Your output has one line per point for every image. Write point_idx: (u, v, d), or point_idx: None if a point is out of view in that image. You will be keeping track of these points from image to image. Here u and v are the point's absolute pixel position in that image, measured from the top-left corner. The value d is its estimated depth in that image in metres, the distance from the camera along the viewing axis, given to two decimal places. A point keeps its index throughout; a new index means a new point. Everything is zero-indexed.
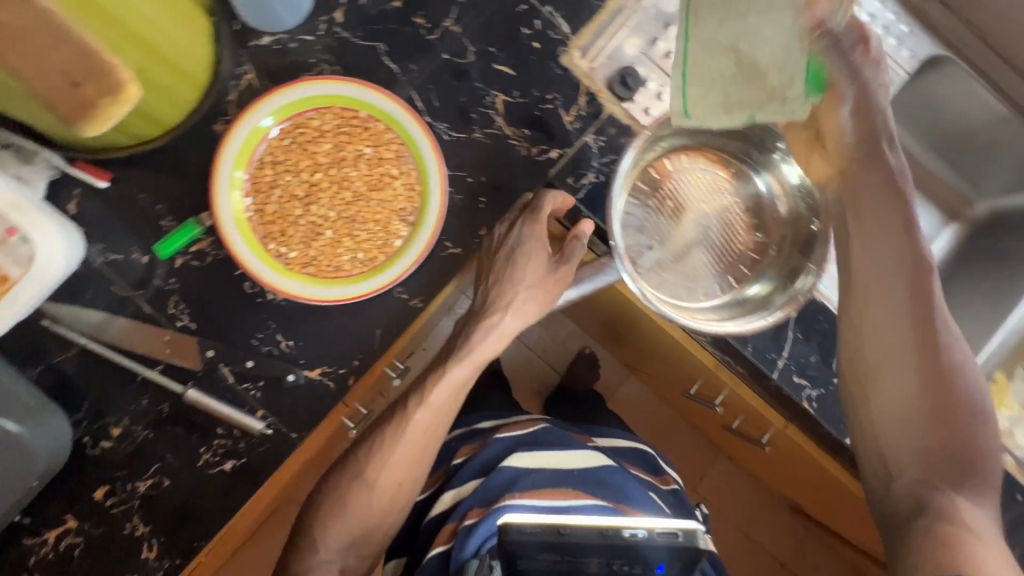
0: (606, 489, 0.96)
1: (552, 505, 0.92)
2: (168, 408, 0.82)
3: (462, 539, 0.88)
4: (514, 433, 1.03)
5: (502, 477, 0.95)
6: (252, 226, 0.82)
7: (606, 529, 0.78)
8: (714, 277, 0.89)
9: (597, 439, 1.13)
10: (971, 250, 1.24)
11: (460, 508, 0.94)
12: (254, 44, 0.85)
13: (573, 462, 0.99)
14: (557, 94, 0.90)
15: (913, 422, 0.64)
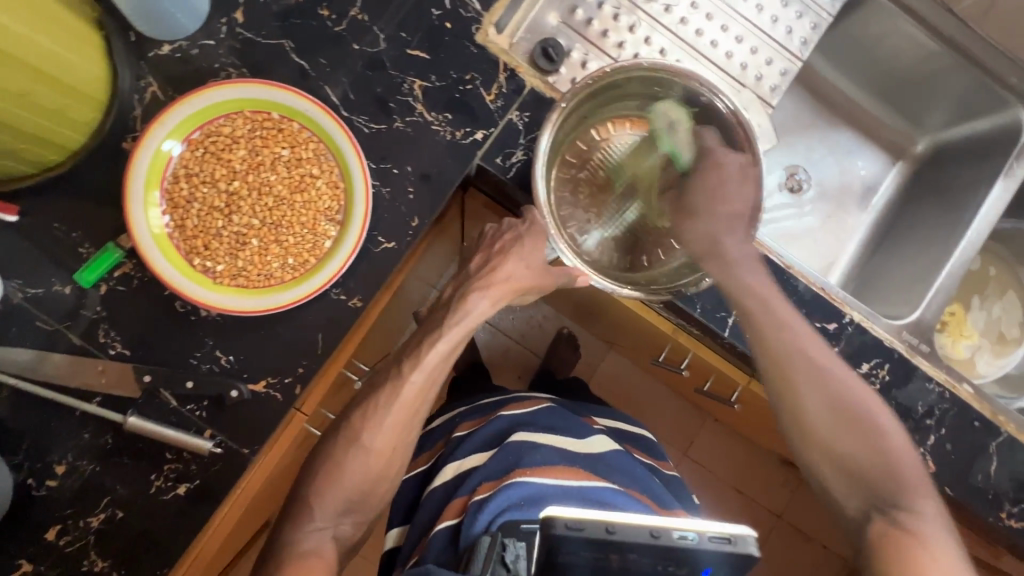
0: (617, 476, 0.82)
1: (562, 487, 0.76)
2: (112, 439, 0.80)
3: (472, 513, 0.72)
4: (514, 410, 0.89)
5: (508, 454, 0.79)
6: (173, 243, 0.79)
7: (656, 528, 0.61)
8: (655, 243, 0.90)
9: (599, 420, 0.99)
10: (916, 187, 1.24)
11: (470, 480, 0.79)
12: (154, 54, 0.82)
13: (581, 443, 0.84)
14: (475, 74, 0.88)
15: (844, 456, 0.75)
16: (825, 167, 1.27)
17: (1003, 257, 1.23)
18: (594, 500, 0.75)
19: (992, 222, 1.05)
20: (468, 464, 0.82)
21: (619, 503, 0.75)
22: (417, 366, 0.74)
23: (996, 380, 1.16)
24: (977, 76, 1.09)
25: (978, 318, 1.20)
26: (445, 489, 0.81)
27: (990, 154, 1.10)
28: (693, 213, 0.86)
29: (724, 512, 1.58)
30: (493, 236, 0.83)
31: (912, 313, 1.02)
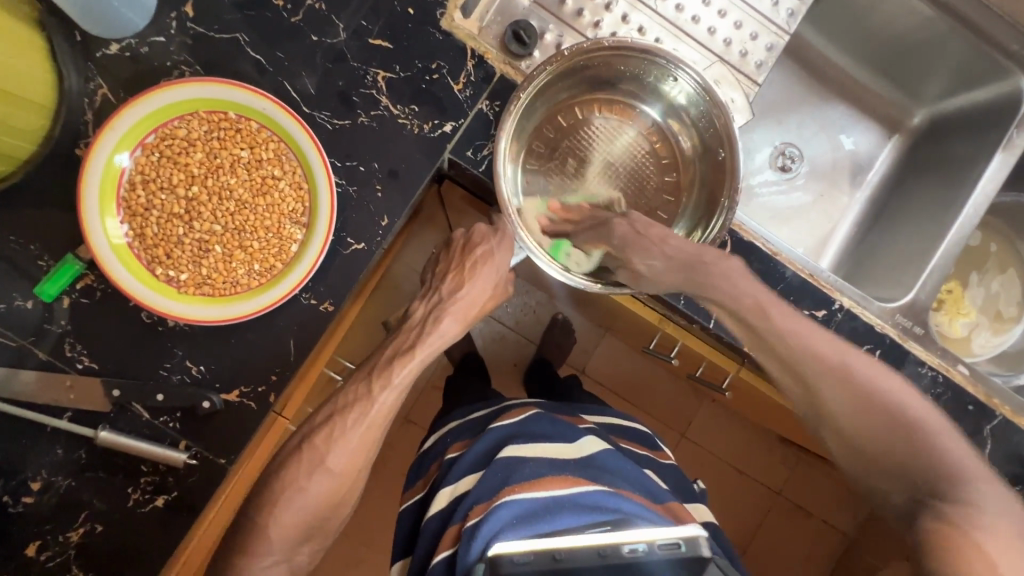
0: (611, 477, 0.75)
1: (552, 498, 0.68)
2: (86, 454, 0.79)
3: (466, 541, 0.65)
4: (502, 421, 0.84)
5: (497, 469, 0.73)
6: (134, 254, 0.77)
7: (605, 547, 0.60)
8: None
9: (588, 419, 0.95)
10: (912, 161, 1.19)
11: (463, 504, 0.72)
12: (101, 54, 0.78)
13: (569, 450, 0.78)
14: (442, 62, 0.84)
15: (877, 437, 0.69)
16: (816, 144, 1.23)
17: (1003, 232, 1.19)
18: (587, 507, 0.67)
19: (989, 199, 0.99)
20: (459, 490, 0.76)
21: (615, 506, 0.67)
22: (386, 385, 0.71)
23: (993, 359, 1.13)
24: (975, 44, 1.03)
25: (975, 295, 1.17)
26: (440, 519, 0.76)
27: (989, 125, 1.05)
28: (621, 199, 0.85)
29: (726, 497, 1.54)
30: (464, 238, 0.81)
31: (906, 295, 0.98)
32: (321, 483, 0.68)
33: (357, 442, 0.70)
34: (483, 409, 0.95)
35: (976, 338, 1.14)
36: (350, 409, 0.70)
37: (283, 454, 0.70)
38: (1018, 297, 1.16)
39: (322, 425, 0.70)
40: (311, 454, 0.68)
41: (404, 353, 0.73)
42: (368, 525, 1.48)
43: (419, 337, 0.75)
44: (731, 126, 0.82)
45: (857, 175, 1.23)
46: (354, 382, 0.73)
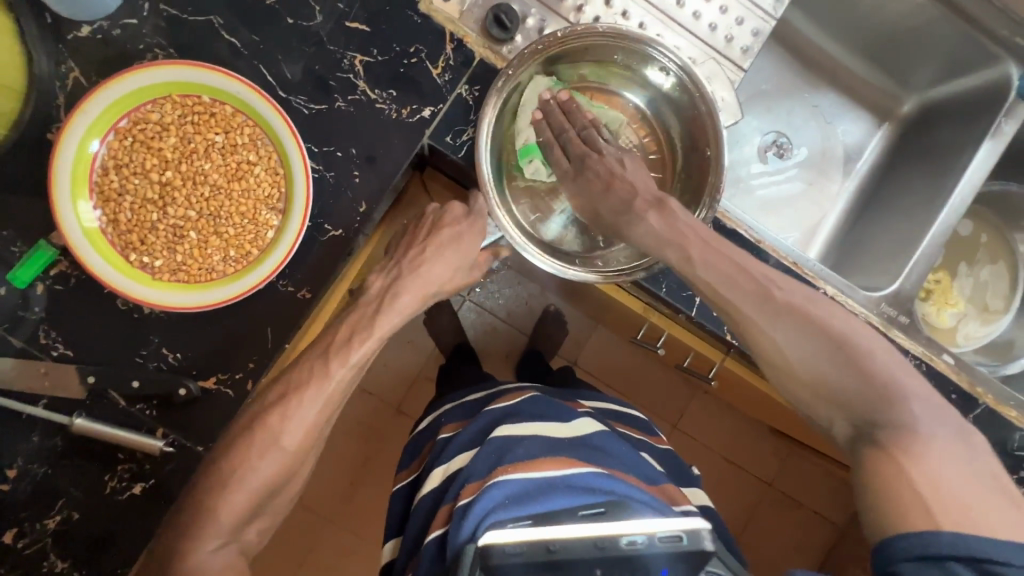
0: (606, 458, 0.73)
1: (545, 480, 0.67)
2: (62, 441, 0.78)
3: (458, 519, 0.64)
4: (499, 404, 0.83)
5: (491, 449, 0.72)
6: (107, 239, 0.76)
7: (604, 538, 0.55)
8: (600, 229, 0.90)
9: (586, 402, 0.92)
10: (902, 150, 1.18)
11: (456, 483, 0.72)
12: (72, 36, 0.77)
13: (565, 428, 0.77)
14: (421, 46, 0.82)
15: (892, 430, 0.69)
16: (806, 133, 1.22)
17: (993, 222, 1.18)
18: (579, 489, 0.66)
19: (976, 186, 0.99)
20: (452, 469, 0.75)
21: (609, 489, 0.66)
22: (344, 361, 0.71)
23: (979, 349, 1.12)
24: (965, 30, 1.02)
25: (964, 285, 1.16)
26: (432, 498, 0.76)
27: (977, 113, 1.04)
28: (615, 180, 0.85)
29: (715, 487, 1.54)
30: (434, 216, 0.81)
31: (892, 284, 0.97)
32: (274, 462, 0.67)
33: (308, 420, 0.69)
34: (480, 392, 0.94)
35: (966, 328, 1.14)
36: (304, 388, 0.69)
37: (231, 434, 0.69)
38: (1006, 288, 1.16)
39: (274, 404, 0.68)
40: (265, 436, 0.67)
41: (363, 332, 0.73)
42: (358, 515, 1.49)
43: (378, 310, 0.75)
44: (719, 122, 0.80)
45: (846, 164, 1.22)
46: (309, 359, 0.72)
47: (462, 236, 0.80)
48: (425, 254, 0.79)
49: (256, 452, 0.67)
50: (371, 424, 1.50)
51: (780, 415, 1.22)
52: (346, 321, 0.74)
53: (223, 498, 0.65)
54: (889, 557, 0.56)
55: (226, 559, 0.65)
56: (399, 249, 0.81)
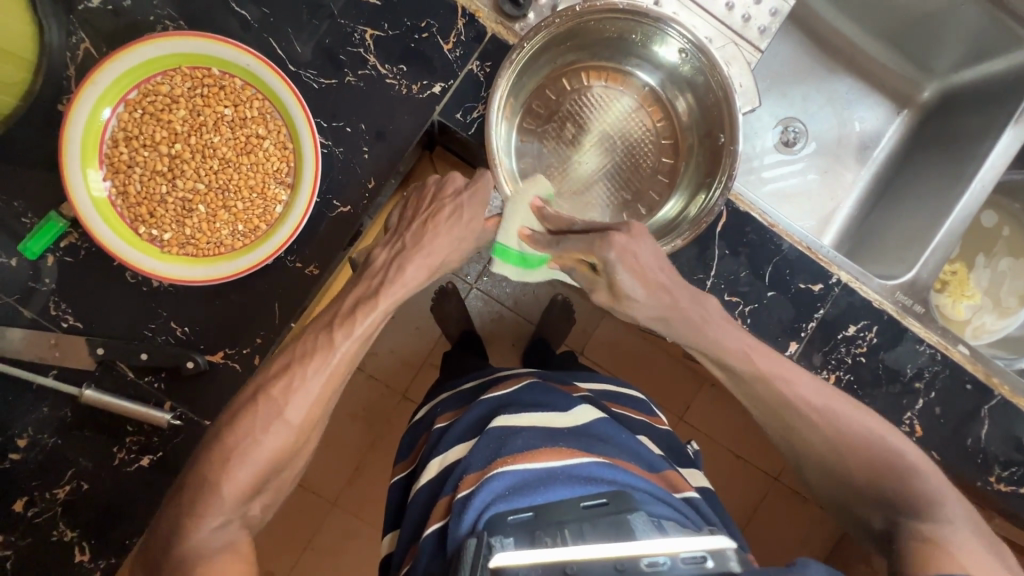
0: (609, 447, 0.71)
1: (546, 470, 0.66)
2: (71, 412, 0.79)
3: (457, 513, 0.63)
4: (496, 391, 0.81)
5: (490, 438, 0.70)
6: (116, 211, 0.76)
7: (620, 560, 0.52)
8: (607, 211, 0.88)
9: (584, 385, 0.91)
10: (922, 137, 1.15)
11: (453, 475, 0.70)
12: (83, 7, 0.77)
13: (567, 417, 0.75)
14: (432, 21, 0.81)
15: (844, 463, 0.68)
16: (822, 117, 1.19)
17: (1013, 212, 1.15)
18: (581, 479, 0.64)
19: (998, 172, 0.96)
20: (450, 458, 0.74)
21: (611, 478, 0.65)
22: (349, 334, 0.68)
23: (996, 342, 1.10)
24: (992, 13, 0.98)
25: (981, 276, 1.13)
26: (428, 491, 0.74)
27: (1002, 97, 1.01)
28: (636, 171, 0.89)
29: (718, 479, 1.53)
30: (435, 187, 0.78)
31: (908, 272, 0.94)
32: (278, 436, 0.64)
33: (317, 391, 0.66)
34: (478, 379, 0.93)
35: (982, 320, 1.11)
36: (309, 358, 0.67)
37: (236, 404, 0.66)
38: None
39: (278, 375, 0.66)
40: (269, 405, 0.65)
41: (368, 304, 0.69)
42: (363, 498, 1.49)
43: (381, 283, 0.71)
44: (735, 107, 0.79)
45: (862, 151, 1.19)
46: (312, 332, 0.69)
47: (470, 197, 0.76)
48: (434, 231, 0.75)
49: (259, 425, 0.64)
50: (377, 409, 1.51)
51: None
52: (352, 294, 0.72)
53: (226, 473, 0.62)
54: None
55: (229, 536, 0.62)
56: (401, 223, 0.77)
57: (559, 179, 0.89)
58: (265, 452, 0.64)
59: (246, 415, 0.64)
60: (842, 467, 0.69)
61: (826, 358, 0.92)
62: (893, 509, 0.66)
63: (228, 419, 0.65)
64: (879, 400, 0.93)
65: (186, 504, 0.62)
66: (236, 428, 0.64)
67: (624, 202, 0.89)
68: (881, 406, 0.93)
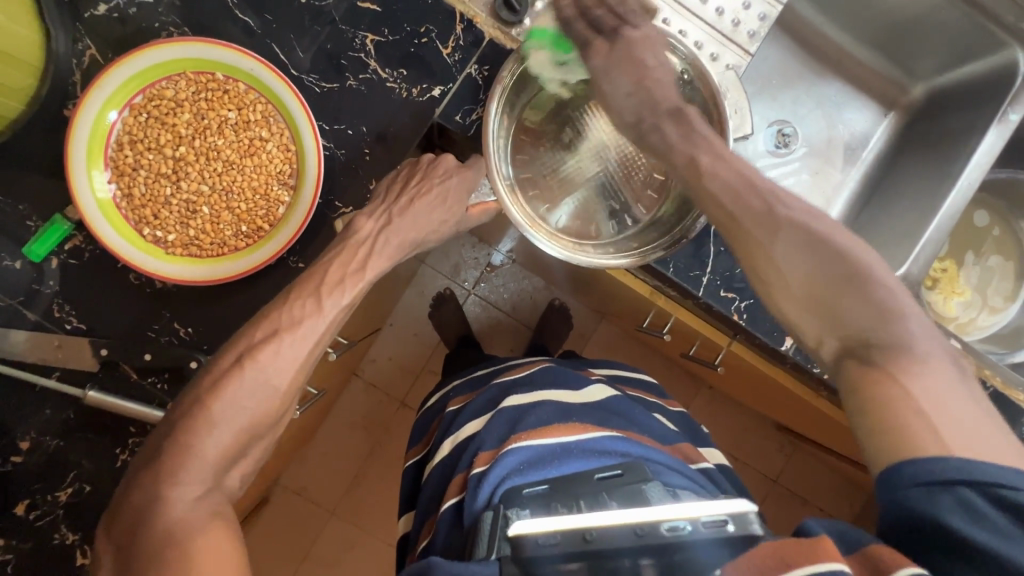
0: (621, 421, 0.73)
1: (560, 445, 0.67)
2: (75, 414, 0.79)
3: (473, 487, 0.64)
4: (507, 376, 0.83)
5: (503, 419, 0.72)
6: (120, 213, 0.77)
7: (642, 525, 0.51)
8: (599, 216, 0.89)
9: (596, 370, 0.93)
10: (909, 139, 1.18)
11: (468, 450, 0.71)
12: (90, 15, 0.78)
13: (578, 394, 0.76)
14: (431, 26, 0.83)
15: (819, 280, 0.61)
16: (812, 120, 1.22)
17: (1001, 211, 1.17)
18: (594, 453, 0.66)
19: (983, 171, 0.99)
20: (464, 434, 0.75)
21: (624, 451, 0.67)
22: (337, 303, 0.69)
23: (987, 337, 1.12)
24: (973, 18, 1.02)
25: (970, 274, 1.16)
26: (442, 467, 0.75)
27: (985, 97, 1.04)
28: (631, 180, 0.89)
29: None
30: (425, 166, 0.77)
31: (899, 269, 0.97)
32: (261, 400, 0.64)
33: (299, 359, 0.66)
34: (487, 367, 0.94)
35: (973, 316, 1.13)
36: (299, 326, 0.66)
37: (219, 369, 0.64)
38: (1013, 278, 1.15)
39: (265, 341, 0.65)
40: (256, 372, 0.63)
41: (355, 274, 0.70)
42: (363, 504, 1.49)
43: (369, 253, 0.72)
44: (724, 115, 0.79)
45: (851, 153, 1.22)
46: (299, 296, 0.67)
47: (458, 181, 0.78)
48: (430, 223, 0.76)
49: (250, 399, 0.63)
50: (376, 415, 1.51)
51: (783, 403, 1.22)
52: (334, 259, 0.70)
53: (209, 437, 0.61)
54: (897, 485, 0.50)
55: None
56: (387, 192, 0.76)
57: (554, 184, 0.89)
58: (248, 417, 0.63)
59: (233, 381, 0.62)
60: (813, 290, 0.61)
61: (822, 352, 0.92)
62: (861, 341, 0.58)
63: (212, 381, 0.63)
64: None
65: (166, 464, 0.59)
66: (226, 411, 0.62)
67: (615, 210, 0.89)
68: None
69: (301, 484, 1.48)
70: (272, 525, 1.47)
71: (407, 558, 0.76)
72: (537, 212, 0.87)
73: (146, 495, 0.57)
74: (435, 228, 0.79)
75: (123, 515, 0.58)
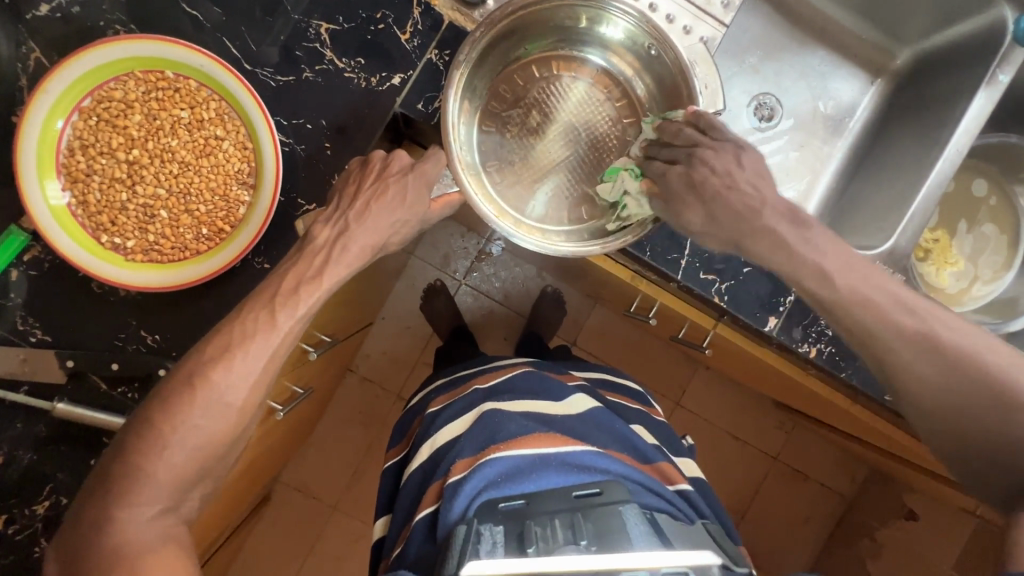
0: (601, 436, 0.72)
1: (538, 456, 0.66)
2: (46, 427, 0.78)
3: (447, 499, 0.63)
4: (488, 382, 0.81)
5: (481, 425, 0.70)
6: (77, 221, 0.75)
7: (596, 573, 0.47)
8: (571, 201, 0.86)
9: (578, 374, 0.91)
10: (898, 105, 1.14)
11: (445, 460, 0.69)
12: (31, 16, 0.76)
13: (559, 404, 0.75)
14: (388, 12, 0.80)
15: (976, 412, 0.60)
16: (798, 90, 1.18)
17: (994, 177, 1.14)
18: (574, 468, 0.65)
19: (971, 137, 0.95)
20: (443, 438, 0.74)
21: (605, 468, 0.65)
22: (291, 310, 0.66)
23: (982, 308, 1.09)
24: None
25: (963, 243, 1.12)
26: (420, 476, 0.73)
27: (972, 60, 1.00)
28: (601, 166, 0.87)
29: (713, 462, 1.53)
30: (381, 159, 0.75)
31: (886, 243, 0.94)
32: (216, 419, 0.62)
33: (257, 372, 0.64)
34: (469, 369, 0.92)
35: (965, 287, 1.10)
36: (251, 338, 0.64)
37: (169, 390, 0.62)
38: (1008, 247, 1.12)
39: (216, 357, 0.63)
40: (210, 393, 0.62)
41: (310, 279, 0.67)
42: (361, 499, 1.49)
43: (325, 260, 0.69)
44: (695, 91, 0.76)
45: (837, 123, 1.18)
46: (253, 309, 0.66)
47: (416, 174, 0.75)
48: (391, 215, 0.73)
49: (203, 412, 0.62)
50: (368, 409, 1.50)
51: (777, 381, 1.20)
52: (290, 267, 0.68)
53: (161, 458, 0.60)
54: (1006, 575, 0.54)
55: (167, 526, 0.60)
56: (342, 194, 0.74)
57: (523, 171, 0.86)
58: (202, 433, 0.62)
59: (187, 401, 0.61)
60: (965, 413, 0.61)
61: (806, 332, 0.90)
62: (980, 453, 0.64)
63: (167, 403, 0.62)
64: (862, 370, 0.91)
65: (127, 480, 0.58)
66: (183, 425, 0.61)
67: (586, 196, 0.86)
68: (867, 377, 0.91)
69: (302, 481, 1.48)
70: (270, 523, 1.47)
71: (383, 560, 0.75)
72: (506, 201, 0.85)
73: (105, 510, 0.58)
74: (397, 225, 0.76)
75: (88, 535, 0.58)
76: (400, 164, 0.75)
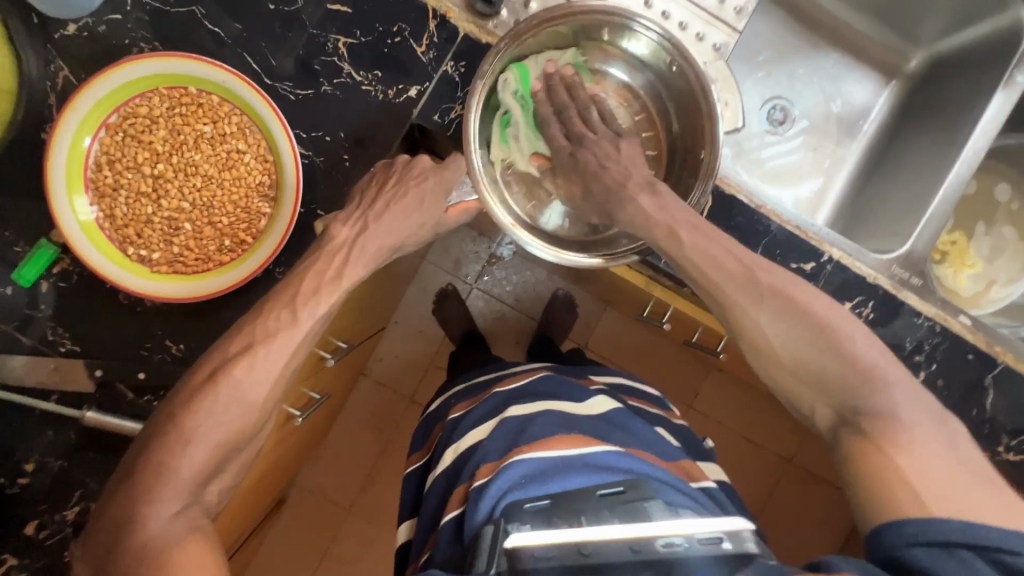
0: (624, 435, 0.72)
1: (562, 458, 0.66)
2: (76, 434, 0.80)
3: (473, 501, 0.63)
4: (509, 385, 0.82)
5: (506, 430, 0.71)
6: (104, 234, 0.77)
7: (636, 541, 0.52)
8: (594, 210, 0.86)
9: (599, 378, 0.91)
10: (913, 106, 1.13)
11: (465, 466, 0.71)
12: (60, 35, 0.78)
13: (581, 405, 0.76)
14: (404, 25, 0.81)
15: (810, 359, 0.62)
16: (811, 95, 1.18)
17: (1011, 177, 1.12)
18: (596, 468, 0.65)
19: (989, 139, 0.94)
20: (460, 446, 0.74)
21: (628, 467, 0.66)
22: (312, 311, 0.68)
23: (1001, 311, 1.08)
24: None
25: (982, 245, 1.11)
26: (438, 481, 0.74)
27: (989, 63, 0.99)
28: None
29: (728, 465, 1.52)
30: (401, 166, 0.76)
31: (903, 245, 0.93)
32: (236, 416, 0.63)
33: (275, 373, 0.65)
34: (491, 373, 0.93)
35: (984, 289, 1.09)
36: (274, 337, 0.66)
37: (192, 386, 0.64)
38: None
39: (238, 355, 0.65)
40: (231, 389, 0.63)
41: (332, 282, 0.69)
42: (377, 502, 1.50)
43: (345, 260, 0.71)
44: (712, 100, 0.76)
45: (851, 125, 1.18)
46: (276, 307, 0.67)
47: (434, 185, 0.77)
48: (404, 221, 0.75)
49: (222, 407, 0.63)
50: (384, 414, 1.52)
51: None
52: (310, 269, 0.70)
53: (184, 455, 0.61)
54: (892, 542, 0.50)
55: (186, 522, 0.59)
56: (364, 196, 0.76)
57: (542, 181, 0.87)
58: (225, 431, 0.63)
59: (209, 400, 0.62)
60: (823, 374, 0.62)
61: None
62: None
63: (184, 400, 0.63)
64: None
65: (149, 478, 0.59)
66: (204, 424, 0.62)
67: None
68: None
69: (319, 484, 1.50)
70: (288, 526, 1.49)
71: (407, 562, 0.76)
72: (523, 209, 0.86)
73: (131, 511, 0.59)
74: (414, 231, 0.78)
75: (110, 533, 0.58)
76: (420, 171, 0.76)
